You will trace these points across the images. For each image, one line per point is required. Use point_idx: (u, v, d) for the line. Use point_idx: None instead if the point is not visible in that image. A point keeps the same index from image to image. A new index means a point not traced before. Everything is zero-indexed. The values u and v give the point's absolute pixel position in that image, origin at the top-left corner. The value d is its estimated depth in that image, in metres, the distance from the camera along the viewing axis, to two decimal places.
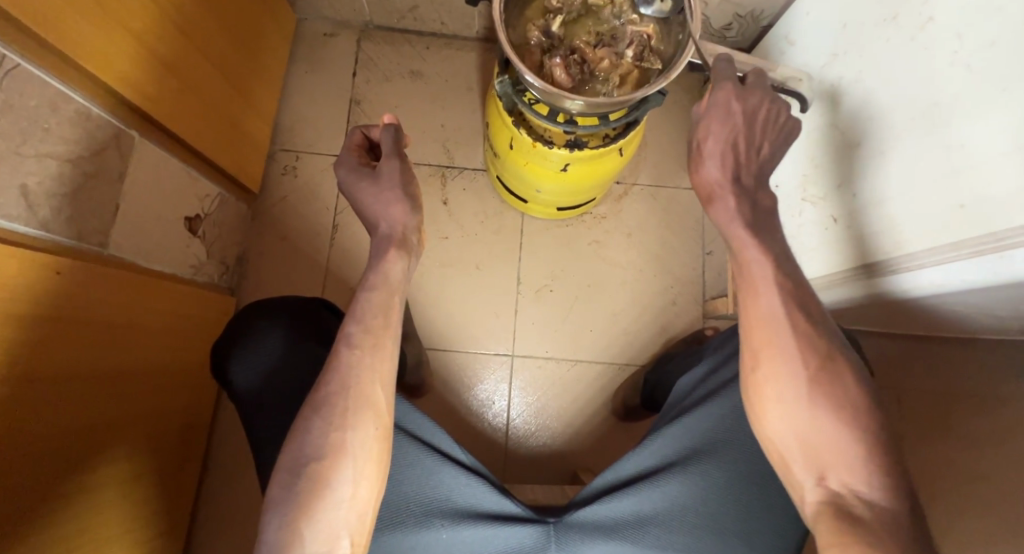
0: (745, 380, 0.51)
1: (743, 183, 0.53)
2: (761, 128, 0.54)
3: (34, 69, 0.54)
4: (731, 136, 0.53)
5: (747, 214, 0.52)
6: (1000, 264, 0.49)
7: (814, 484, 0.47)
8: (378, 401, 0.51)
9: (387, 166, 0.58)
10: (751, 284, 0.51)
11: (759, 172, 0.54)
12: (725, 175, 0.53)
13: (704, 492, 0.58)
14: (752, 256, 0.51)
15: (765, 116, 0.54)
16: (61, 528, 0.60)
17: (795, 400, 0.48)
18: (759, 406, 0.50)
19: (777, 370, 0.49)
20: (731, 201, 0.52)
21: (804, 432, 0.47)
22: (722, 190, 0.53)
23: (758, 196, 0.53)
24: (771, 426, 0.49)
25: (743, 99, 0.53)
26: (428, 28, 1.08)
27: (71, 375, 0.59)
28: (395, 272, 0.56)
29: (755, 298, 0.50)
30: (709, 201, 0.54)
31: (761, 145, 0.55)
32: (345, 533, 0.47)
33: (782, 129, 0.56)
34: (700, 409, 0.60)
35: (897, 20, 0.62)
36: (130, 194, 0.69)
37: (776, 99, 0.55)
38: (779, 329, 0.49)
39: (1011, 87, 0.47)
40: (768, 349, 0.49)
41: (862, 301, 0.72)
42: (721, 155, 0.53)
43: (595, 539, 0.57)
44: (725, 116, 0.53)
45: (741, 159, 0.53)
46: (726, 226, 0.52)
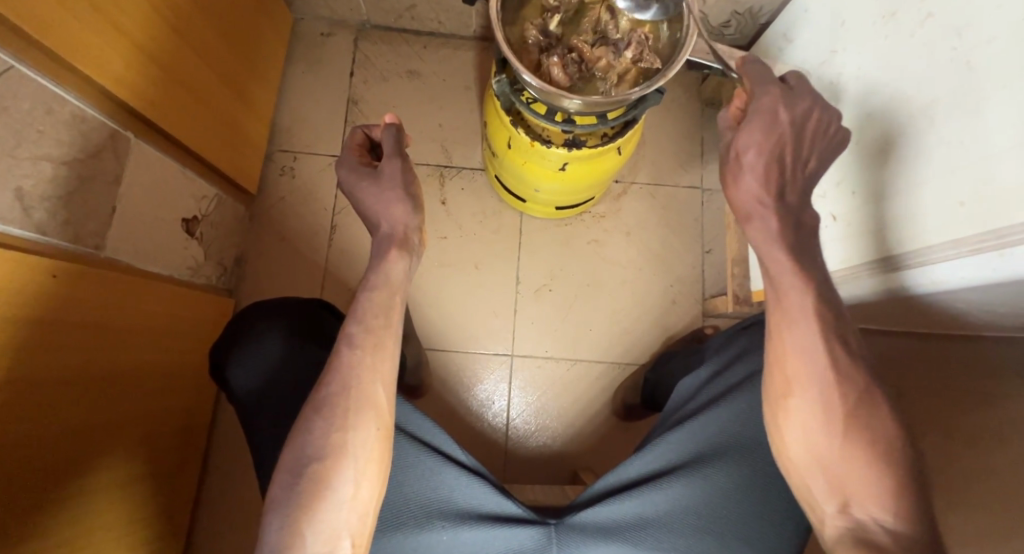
0: (773, 405, 0.51)
1: (786, 200, 0.51)
2: (808, 139, 0.52)
3: (27, 71, 0.53)
4: (776, 149, 0.50)
5: (789, 234, 0.50)
6: (1003, 262, 0.49)
7: (837, 511, 0.47)
8: (379, 401, 0.51)
9: (389, 166, 0.58)
10: (785, 312, 0.50)
11: (803, 187, 0.52)
12: (767, 192, 0.50)
13: (706, 493, 0.58)
14: (790, 285, 0.50)
15: (811, 128, 0.52)
16: (59, 531, 0.60)
17: (824, 432, 0.48)
18: (784, 432, 0.50)
19: (810, 402, 0.49)
20: (773, 220, 0.50)
21: (830, 462, 0.48)
22: (763, 208, 0.50)
23: (802, 214, 0.51)
24: (795, 452, 0.50)
25: (790, 107, 0.50)
26: (425, 27, 1.08)
27: (69, 381, 0.59)
28: (396, 273, 0.55)
29: (791, 329, 0.50)
30: (747, 219, 0.52)
31: (807, 158, 0.52)
32: (346, 533, 0.47)
33: (829, 139, 0.53)
34: (704, 411, 0.60)
35: (897, 17, 0.61)
36: (126, 196, 0.69)
37: (823, 107, 0.52)
38: (814, 362, 0.49)
39: (1011, 83, 0.47)
40: (800, 380, 0.49)
41: (868, 298, 0.72)
42: (764, 168, 0.50)
43: (597, 540, 0.56)
44: (769, 125, 0.50)
45: (786, 174, 0.51)
46: (762, 247, 0.51)
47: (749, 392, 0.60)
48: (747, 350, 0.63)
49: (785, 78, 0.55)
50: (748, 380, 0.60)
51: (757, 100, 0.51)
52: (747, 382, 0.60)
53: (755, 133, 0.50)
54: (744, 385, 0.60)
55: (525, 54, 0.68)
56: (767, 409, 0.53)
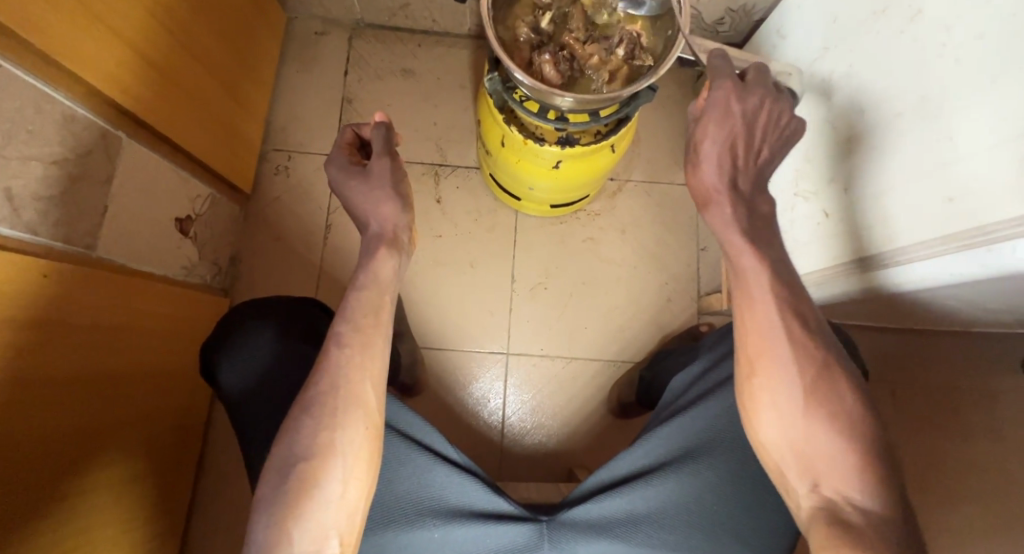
0: (741, 387, 0.51)
1: (740, 189, 0.52)
2: (761, 129, 0.52)
3: (15, 69, 0.53)
4: (729, 140, 0.51)
5: (744, 221, 0.51)
6: (989, 257, 0.49)
7: (809, 490, 0.47)
8: (368, 401, 0.51)
9: (378, 165, 0.58)
10: (747, 292, 0.50)
11: (757, 177, 0.53)
12: (721, 180, 0.51)
13: (697, 490, 0.58)
14: (750, 264, 0.50)
15: (765, 119, 0.52)
16: (54, 531, 0.60)
17: (793, 411, 0.48)
18: (753, 412, 0.50)
19: (776, 380, 0.49)
20: (727, 208, 0.51)
21: (798, 441, 0.47)
22: (719, 195, 0.51)
23: (755, 201, 0.52)
24: (765, 434, 0.49)
25: (743, 100, 0.51)
26: (419, 25, 1.08)
27: (65, 380, 0.60)
28: (384, 272, 0.55)
29: (750, 308, 0.50)
30: (705, 206, 0.53)
31: (760, 149, 0.53)
32: (334, 532, 0.47)
33: (783, 130, 0.54)
34: (694, 408, 0.60)
35: (886, 14, 0.61)
36: (118, 196, 0.69)
37: (776, 99, 0.52)
38: (775, 339, 0.49)
39: (999, 78, 0.47)
40: (765, 359, 0.49)
41: (853, 296, 0.72)
42: (719, 158, 0.51)
43: (588, 537, 0.56)
44: (723, 117, 0.51)
45: (739, 164, 0.52)
46: (721, 233, 0.52)
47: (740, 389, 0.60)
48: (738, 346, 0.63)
49: (745, 74, 0.55)
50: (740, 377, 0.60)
51: (712, 93, 0.51)
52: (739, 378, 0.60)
53: (709, 125, 0.51)
54: (735, 381, 0.60)
55: (517, 51, 0.68)
56: (736, 391, 0.52)
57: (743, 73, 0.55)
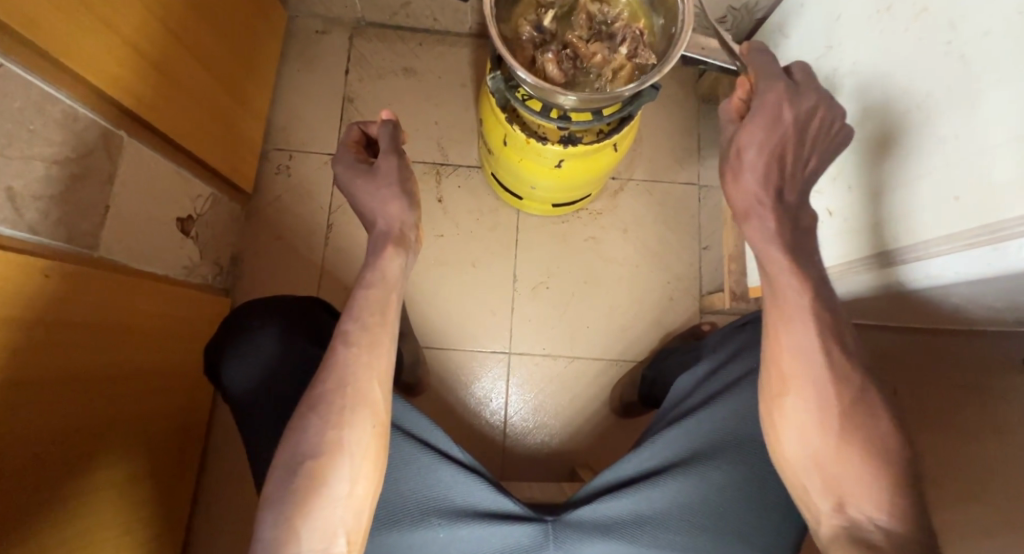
0: (768, 404, 0.51)
1: (785, 201, 0.51)
2: (809, 138, 0.51)
3: (13, 67, 0.52)
4: (777, 149, 0.50)
5: (788, 234, 0.50)
6: (996, 256, 0.48)
7: (832, 510, 0.47)
8: (376, 400, 0.51)
9: (385, 163, 0.57)
10: (782, 310, 0.50)
11: (803, 187, 0.52)
12: (765, 190, 0.50)
13: (702, 490, 0.58)
14: (788, 283, 0.50)
15: (816, 126, 0.51)
16: (55, 532, 0.59)
17: (821, 432, 0.48)
18: (779, 430, 0.50)
19: (807, 401, 0.49)
20: (771, 221, 0.50)
21: (824, 461, 0.48)
22: (762, 208, 0.50)
23: (800, 213, 0.51)
24: (790, 452, 0.50)
25: (794, 105, 0.50)
26: (420, 24, 1.08)
27: (67, 380, 0.60)
28: (391, 270, 0.55)
29: (787, 328, 0.50)
30: (745, 217, 0.52)
31: (807, 157, 0.52)
32: (342, 530, 0.47)
33: (832, 139, 0.53)
34: (700, 410, 0.60)
35: (891, 12, 0.61)
36: (120, 195, 0.69)
37: (828, 105, 0.51)
38: (812, 361, 0.49)
39: (1005, 78, 0.47)
40: (797, 379, 0.49)
41: (865, 296, 0.72)
42: (765, 167, 0.50)
43: (593, 538, 0.56)
44: (772, 123, 0.50)
45: (786, 174, 0.51)
46: (760, 247, 0.51)
47: (745, 389, 0.60)
48: (745, 347, 0.63)
49: (790, 72, 0.54)
50: (746, 378, 0.60)
51: (762, 97, 0.51)
52: (745, 380, 0.60)
53: (757, 132, 0.50)
54: (741, 382, 0.60)
55: (519, 50, 0.68)
56: (762, 408, 0.53)
57: (786, 71, 0.55)
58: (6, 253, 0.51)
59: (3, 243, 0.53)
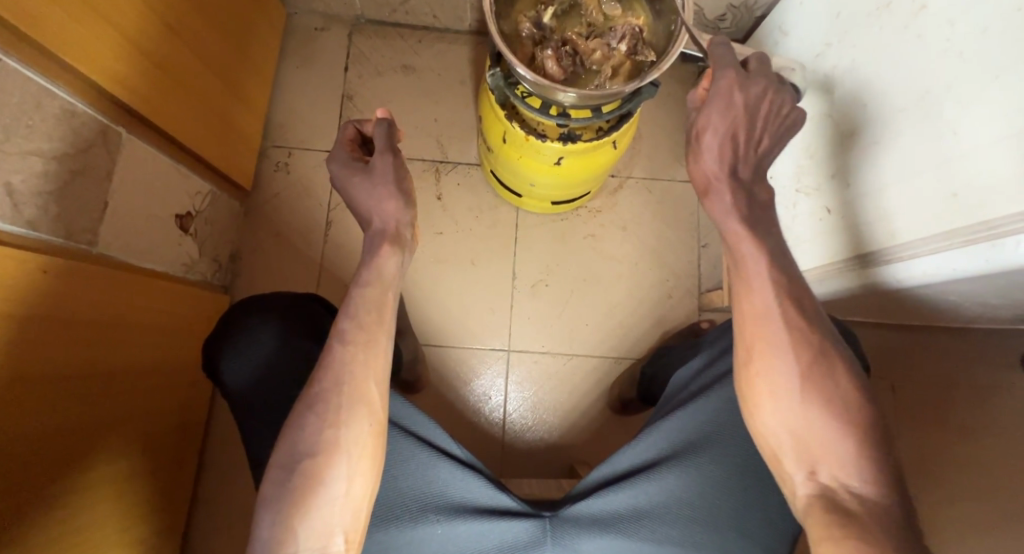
0: (739, 373, 0.51)
1: (740, 177, 0.52)
2: (761, 120, 0.52)
3: (13, 63, 0.52)
4: (731, 129, 0.51)
5: (745, 209, 0.51)
6: (992, 252, 0.49)
7: (806, 478, 0.47)
8: (372, 397, 0.51)
9: (381, 163, 0.57)
10: (746, 280, 0.51)
11: (757, 166, 0.53)
12: (722, 169, 0.52)
13: (698, 484, 0.58)
14: (749, 252, 0.50)
15: (767, 108, 0.52)
16: (53, 530, 0.59)
17: (789, 396, 0.48)
18: (750, 398, 0.50)
19: (772, 364, 0.49)
20: (727, 195, 0.51)
21: (797, 428, 0.47)
22: (719, 183, 0.52)
23: (755, 189, 0.52)
24: (763, 421, 0.49)
25: (745, 90, 0.51)
26: (420, 21, 1.07)
27: (64, 374, 0.59)
28: (389, 267, 0.55)
29: (751, 296, 0.50)
30: (706, 193, 0.54)
31: (761, 140, 0.53)
32: (339, 529, 0.47)
33: (784, 121, 0.54)
34: (694, 402, 0.60)
35: (890, 9, 0.61)
36: (118, 191, 0.69)
37: (777, 89, 0.52)
38: (773, 325, 0.49)
39: (1003, 74, 0.47)
40: (761, 342, 0.49)
41: (857, 291, 0.72)
42: (720, 147, 0.52)
43: (591, 532, 0.56)
44: (727, 106, 0.51)
45: (740, 152, 0.52)
46: (720, 219, 0.52)
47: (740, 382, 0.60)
48: None
49: (747, 62, 0.55)
50: None
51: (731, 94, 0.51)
52: None
53: (712, 115, 0.52)
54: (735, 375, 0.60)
55: (519, 47, 0.68)
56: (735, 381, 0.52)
57: (744, 63, 0.56)
58: (4, 248, 0.51)
59: (3, 239, 0.53)
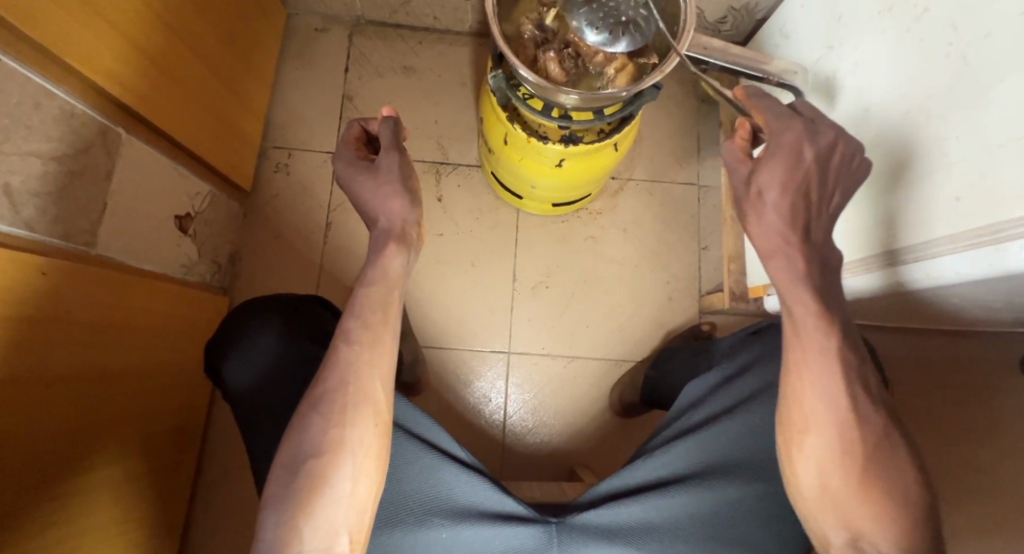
0: (787, 438, 0.50)
1: (812, 239, 0.49)
2: (832, 173, 0.49)
3: (14, 64, 0.52)
4: (802, 186, 0.48)
5: (816, 274, 0.48)
6: (996, 257, 0.48)
7: (845, 542, 0.48)
8: (377, 397, 0.51)
9: (386, 161, 0.57)
10: (803, 347, 0.49)
11: (828, 225, 0.50)
12: (792, 229, 0.48)
13: (714, 503, 0.58)
14: (811, 323, 0.48)
15: (836, 161, 0.49)
16: (51, 532, 0.59)
17: (839, 468, 0.48)
18: (798, 464, 0.50)
19: (828, 442, 0.48)
20: (799, 259, 0.48)
21: (841, 498, 0.48)
22: (790, 247, 0.48)
23: (826, 252, 0.49)
24: (805, 484, 0.49)
25: (814, 143, 0.48)
26: (421, 22, 1.07)
27: (62, 378, 0.59)
28: (394, 267, 0.55)
29: (810, 368, 0.48)
30: (768, 256, 0.49)
31: (830, 195, 0.50)
32: (344, 529, 0.47)
33: (853, 172, 0.51)
34: (716, 424, 0.60)
35: (892, 13, 0.61)
36: (117, 192, 0.68)
37: (846, 139, 0.50)
38: (834, 401, 0.48)
39: (1009, 77, 0.46)
40: (818, 421, 0.48)
41: (859, 295, 0.72)
42: (790, 207, 0.48)
43: (598, 541, 0.56)
44: (794, 162, 0.48)
45: (812, 211, 0.48)
46: (786, 286, 0.49)
47: (761, 407, 0.60)
48: (759, 359, 0.63)
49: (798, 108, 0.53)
50: (761, 396, 0.61)
51: None
52: (760, 397, 0.61)
53: (777, 171, 0.48)
54: (755, 400, 0.61)
55: (521, 48, 0.68)
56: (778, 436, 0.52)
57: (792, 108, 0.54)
58: (6, 251, 0.51)
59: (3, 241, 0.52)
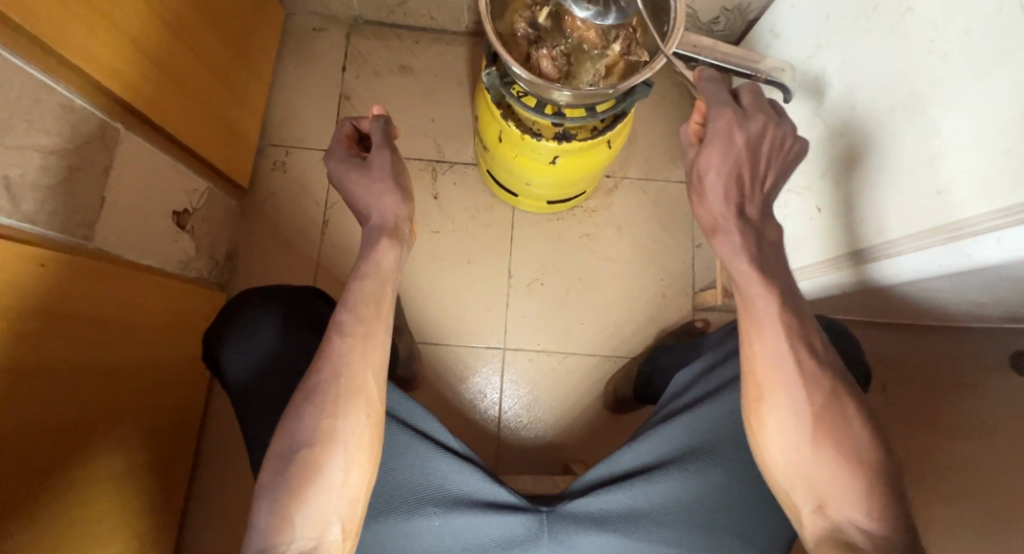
0: (747, 409, 0.52)
1: (747, 217, 0.51)
2: (764, 156, 0.52)
3: (16, 60, 0.53)
4: (734, 169, 0.50)
5: (753, 249, 0.50)
6: (975, 249, 0.49)
7: (814, 511, 0.48)
8: (370, 389, 0.51)
9: (378, 157, 0.57)
10: (756, 321, 0.50)
11: (763, 204, 0.52)
12: (729, 210, 0.51)
13: (700, 488, 0.59)
14: (758, 292, 0.50)
15: (768, 145, 0.51)
16: (48, 522, 0.59)
17: (800, 434, 0.49)
18: (759, 434, 0.51)
19: (783, 404, 0.50)
20: (736, 237, 0.50)
21: (806, 465, 0.49)
22: (727, 224, 0.51)
23: (764, 228, 0.52)
24: (771, 455, 0.50)
25: (744, 127, 0.50)
26: (418, 22, 1.08)
27: (65, 370, 0.60)
28: (386, 262, 0.56)
29: (760, 337, 0.50)
30: (713, 233, 0.52)
31: (765, 176, 0.52)
32: (335, 519, 0.48)
33: (787, 155, 0.53)
34: (698, 408, 0.61)
35: (877, 12, 0.62)
36: (116, 187, 0.69)
37: (778, 123, 0.51)
38: (786, 367, 0.50)
39: (985, 74, 0.48)
40: (771, 384, 0.50)
41: (845, 290, 0.73)
42: (725, 188, 0.51)
43: (588, 529, 0.57)
44: (727, 145, 0.50)
45: (745, 192, 0.51)
46: (729, 260, 0.51)
47: (742, 390, 0.60)
48: (740, 345, 0.64)
49: (740, 93, 0.55)
50: (740, 378, 0.61)
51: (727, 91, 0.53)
52: (738, 381, 0.61)
53: (714, 155, 0.50)
54: (736, 383, 0.61)
55: (514, 47, 0.69)
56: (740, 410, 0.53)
57: (736, 93, 0.55)
58: (8, 243, 0.52)
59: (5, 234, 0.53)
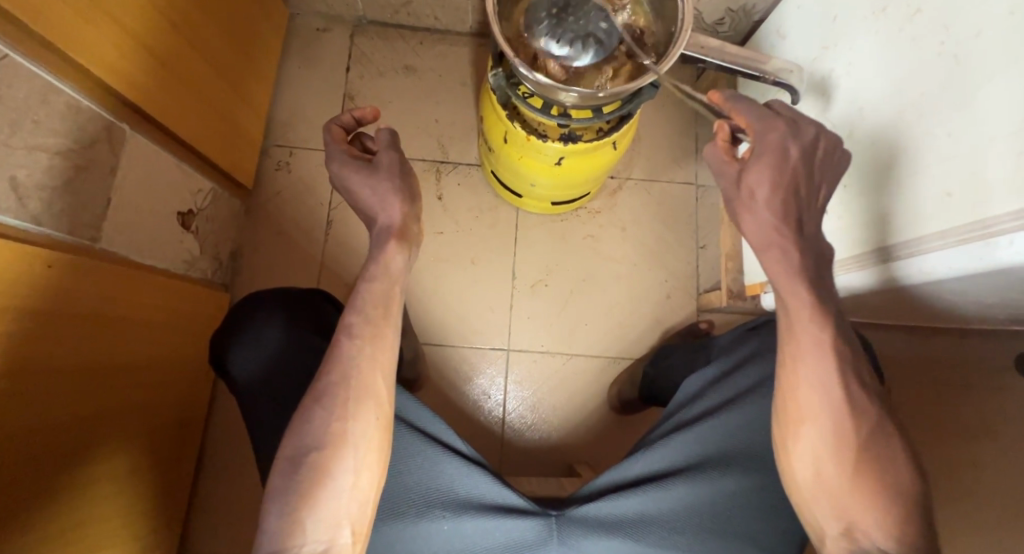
0: (781, 429, 0.52)
1: (805, 232, 0.50)
2: (818, 168, 0.51)
3: (22, 60, 0.53)
4: (791, 181, 0.49)
5: (810, 265, 0.49)
6: (986, 251, 0.49)
7: (839, 534, 0.49)
8: (379, 391, 0.51)
9: (387, 158, 0.57)
10: (797, 344, 0.50)
11: (818, 218, 0.51)
12: (785, 225, 0.49)
13: (712, 495, 0.59)
14: (808, 313, 0.49)
15: (822, 154, 0.51)
16: (53, 524, 0.59)
17: (832, 461, 0.49)
18: (791, 455, 0.51)
19: (822, 430, 0.49)
20: (795, 254, 0.49)
21: (834, 490, 0.49)
22: (785, 240, 0.49)
23: (820, 243, 0.51)
24: (800, 476, 0.51)
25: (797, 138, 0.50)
26: (422, 23, 1.08)
27: (62, 367, 0.59)
28: (395, 264, 0.55)
29: (802, 362, 0.50)
30: (762, 250, 0.51)
31: (819, 188, 0.51)
32: (346, 521, 0.48)
33: (836, 165, 0.53)
34: (713, 416, 0.61)
35: (886, 13, 0.62)
36: (121, 188, 0.69)
37: (828, 135, 0.52)
38: (826, 395, 0.49)
39: (996, 76, 0.48)
40: (812, 410, 0.50)
41: (853, 291, 0.73)
42: (783, 204, 0.49)
43: (598, 535, 0.57)
44: (781, 159, 0.49)
45: (803, 206, 0.50)
46: (781, 280, 0.50)
47: (758, 399, 0.61)
48: (754, 354, 0.64)
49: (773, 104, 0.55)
50: (756, 387, 0.62)
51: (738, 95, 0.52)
52: (756, 390, 0.61)
53: (766, 169, 0.49)
54: (754, 392, 0.61)
55: (521, 47, 0.68)
56: (773, 429, 0.53)
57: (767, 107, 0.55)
58: (12, 244, 0.51)
59: (9, 235, 0.53)
